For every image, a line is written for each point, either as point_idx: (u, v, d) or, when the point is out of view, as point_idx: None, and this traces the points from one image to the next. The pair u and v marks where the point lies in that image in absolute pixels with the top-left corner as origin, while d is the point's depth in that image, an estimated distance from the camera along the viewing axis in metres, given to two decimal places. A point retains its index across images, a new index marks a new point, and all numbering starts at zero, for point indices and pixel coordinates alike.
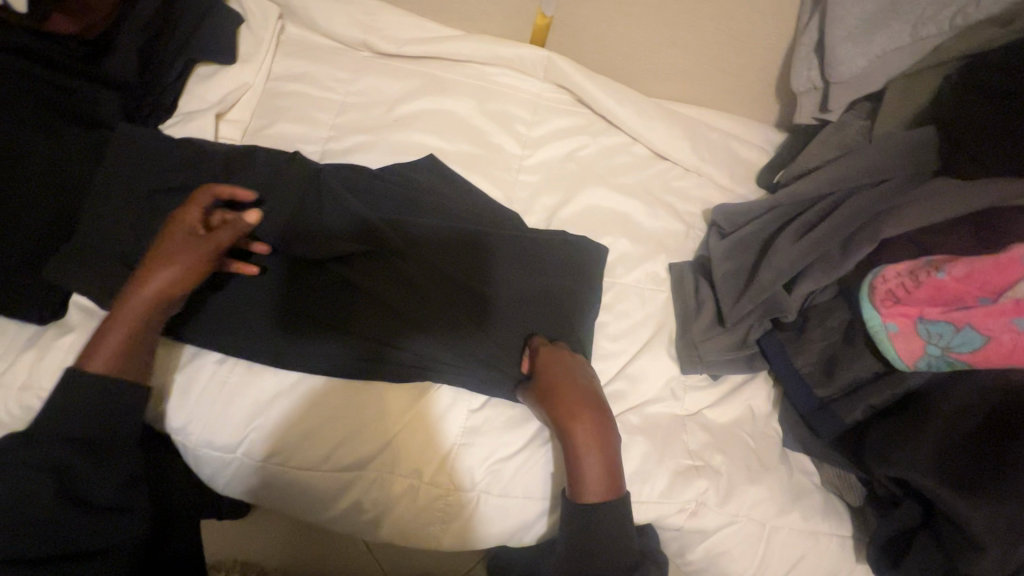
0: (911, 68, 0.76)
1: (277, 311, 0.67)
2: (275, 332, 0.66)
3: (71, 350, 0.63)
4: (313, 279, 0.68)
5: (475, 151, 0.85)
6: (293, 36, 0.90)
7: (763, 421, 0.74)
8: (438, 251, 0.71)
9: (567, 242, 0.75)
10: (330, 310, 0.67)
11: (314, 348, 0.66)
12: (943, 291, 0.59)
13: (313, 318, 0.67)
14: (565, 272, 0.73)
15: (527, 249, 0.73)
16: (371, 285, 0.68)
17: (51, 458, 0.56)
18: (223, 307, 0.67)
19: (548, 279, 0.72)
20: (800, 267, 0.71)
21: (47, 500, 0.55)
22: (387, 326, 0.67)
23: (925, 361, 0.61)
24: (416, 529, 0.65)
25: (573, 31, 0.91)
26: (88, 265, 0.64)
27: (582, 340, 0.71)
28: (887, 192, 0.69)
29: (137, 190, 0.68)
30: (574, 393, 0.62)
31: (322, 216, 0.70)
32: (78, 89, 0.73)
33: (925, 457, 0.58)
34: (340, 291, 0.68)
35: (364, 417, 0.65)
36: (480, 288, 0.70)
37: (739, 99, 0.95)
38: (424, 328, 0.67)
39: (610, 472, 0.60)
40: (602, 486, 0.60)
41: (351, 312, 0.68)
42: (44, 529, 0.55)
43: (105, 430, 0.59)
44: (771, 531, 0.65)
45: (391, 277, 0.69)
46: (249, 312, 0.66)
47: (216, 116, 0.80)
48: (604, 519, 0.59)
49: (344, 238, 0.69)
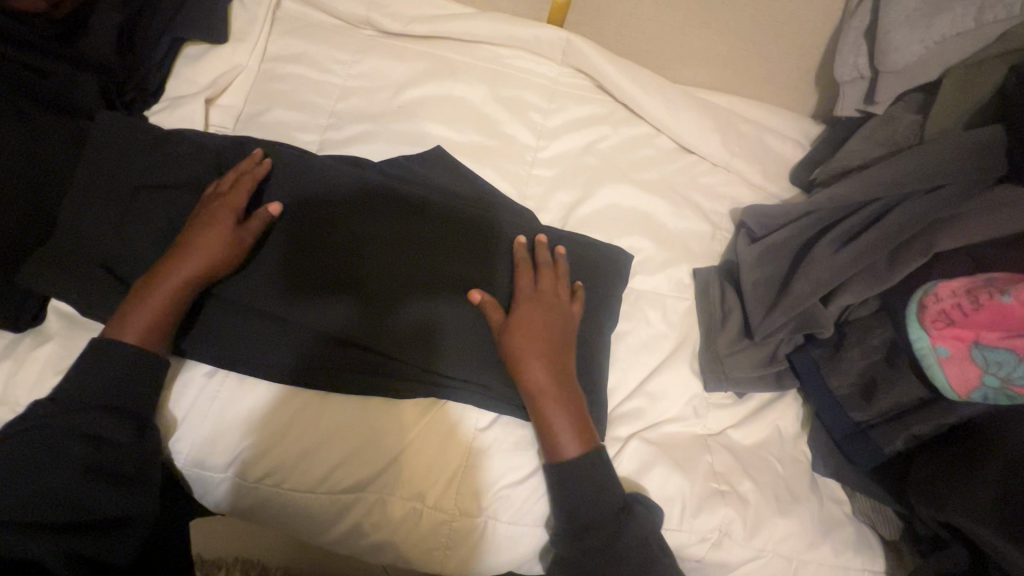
0: (973, 57, 0.68)
1: (274, 276, 0.62)
2: (271, 297, 0.61)
3: (49, 361, 0.58)
4: (301, 243, 0.63)
5: (485, 142, 0.79)
6: (290, 12, 0.83)
7: (792, 443, 0.68)
8: (439, 218, 0.67)
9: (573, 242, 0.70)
10: (322, 272, 0.62)
11: (310, 314, 0.61)
12: (1008, 316, 0.53)
13: (308, 282, 0.62)
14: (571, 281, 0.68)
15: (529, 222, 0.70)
16: (369, 246, 0.64)
17: (82, 426, 0.53)
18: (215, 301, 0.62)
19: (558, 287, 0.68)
20: (841, 279, 0.65)
21: (73, 465, 0.52)
22: (389, 290, 0.63)
23: (980, 392, 0.55)
24: (420, 555, 0.61)
25: (595, 10, 0.83)
26: (66, 270, 0.59)
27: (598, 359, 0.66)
28: (943, 199, 0.62)
29: (120, 186, 0.63)
30: (546, 343, 0.61)
31: (299, 181, 0.65)
32: (55, 72, 0.67)
33: (980, 497, 0.53)
34: (332, 252, 0.63)
35: (363, 422, 0.61)
36: (482, 253, 0.66)
37: (774, 87, 0.87)
38: (425, 291, 0.63)
39: (578, 425, 0.59)
40: (577, 437, 0.58)
41: (341, 279, 0.62)
42: (70, 494, 0.51)
43: (137, 397, 0.56)
44: (799, 566, 0.60)
45: (382, 235, 0.65)
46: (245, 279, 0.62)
47: (206, 101, 0.74)
48: (588, 478, 0.57)
49: (336, 198, 0.65)
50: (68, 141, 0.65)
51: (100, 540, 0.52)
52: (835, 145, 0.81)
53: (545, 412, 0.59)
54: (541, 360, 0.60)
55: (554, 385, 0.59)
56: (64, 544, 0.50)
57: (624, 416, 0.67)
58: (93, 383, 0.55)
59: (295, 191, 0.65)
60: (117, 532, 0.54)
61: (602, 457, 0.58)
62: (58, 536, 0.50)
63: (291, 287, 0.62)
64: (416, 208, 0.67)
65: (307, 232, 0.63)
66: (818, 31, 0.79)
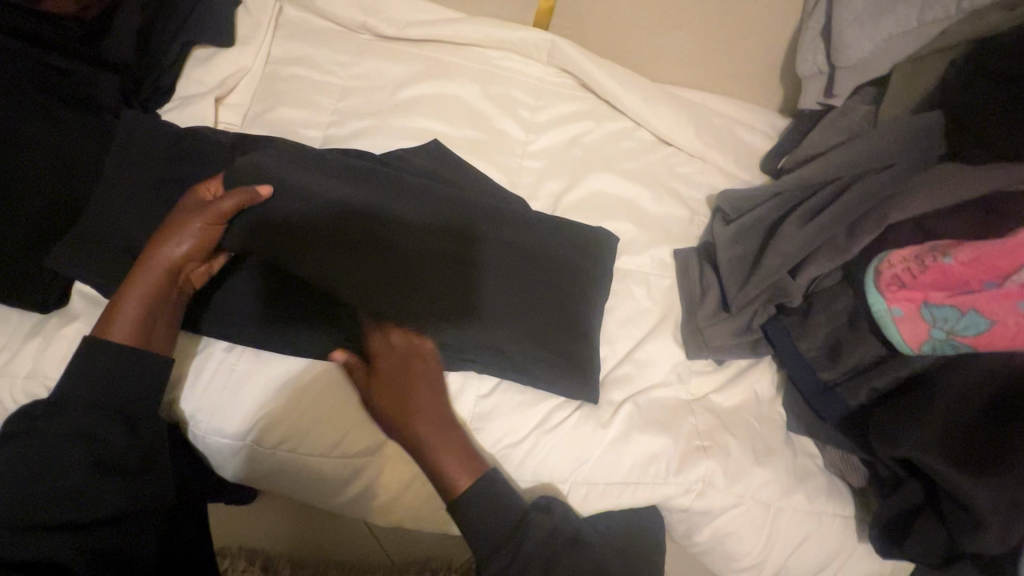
0: (917, 53, 0.76)
1: (264, 304, 0.65)
2: (261, 326, 0.65)
3: (75, 339, 0.62)
4: (289, 271, 0.66)
5: (479, 136, 0.84)
6: (293, 18, 0.88)
7: (768, 405, 0.75)
8: (422, 241, 0.67)
9: (565, 229, 0.75)
10: (310, 295, 0.66)
11: (297, 339, 0.64)
12: (947, 276, 0.60)
13: (298, 311, 0.65)
14: (562, 269, 0.72)
15: (519, 225, 0.72)
16: (347, 277, 0.63)
17: (78, 427, 0.55)
18: (218, 303, 0.66)
19: (548, 273, 0.71)
20: (807, 252, 0.71)
21: (71, 468, 0.54)
22: (372, 322, 0.65)
23: (930, 344, 0.61)
24: (428, 512, 0.66)
25: (577, 14, 0.90)
26: (90, 255, 0.62)
27: (585, 341, 0.70)
28: (894, 177, 0.69)
29: (140, 178, 0.67)
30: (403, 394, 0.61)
31: (272, 200, 0.64)
32: (77, 73, 0.71)
33: (932, 438, 0.59)
34: (317, 289, 0.65)
35: (355, 419, 0.64)
36: (466, 275, 0.67)
37: (743, 83, 0.95)
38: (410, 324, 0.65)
39: (467, 455, 0.61)
40: (466, 471, 0.60)
41: (327, 303, 0.66)
42: (72, 497, 0.53)
43: (129, 395, 0.58)
44: (776, 512, 0.66)
45: (366, 266, 0.64)
46: (238, 301, 0.66)
47: (215, 100, 0.79)
48: (478, 508, 0.58)
49: (311, 230, 0.64)
50: (90, 135, 0.69)
51: (106, 536, 0.55)
52: (800, 136, 0.88)
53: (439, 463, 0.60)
54: (419, 417, 0.61)
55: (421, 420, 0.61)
56: (74, 541, 0.53)
57: (615, 382, 0.72)
58: (87, 384, 0.57)
59: (268, 214, 0.63)
60: (128, 524, 0.56)
61: (497, 478, 0.60)
62: (69, 535, 0.53)
63: (278, 312, 0.65)
64: (397, 233, 0.67)
65: (284, 250, 0.63)
66: (780, 32, 0.86)
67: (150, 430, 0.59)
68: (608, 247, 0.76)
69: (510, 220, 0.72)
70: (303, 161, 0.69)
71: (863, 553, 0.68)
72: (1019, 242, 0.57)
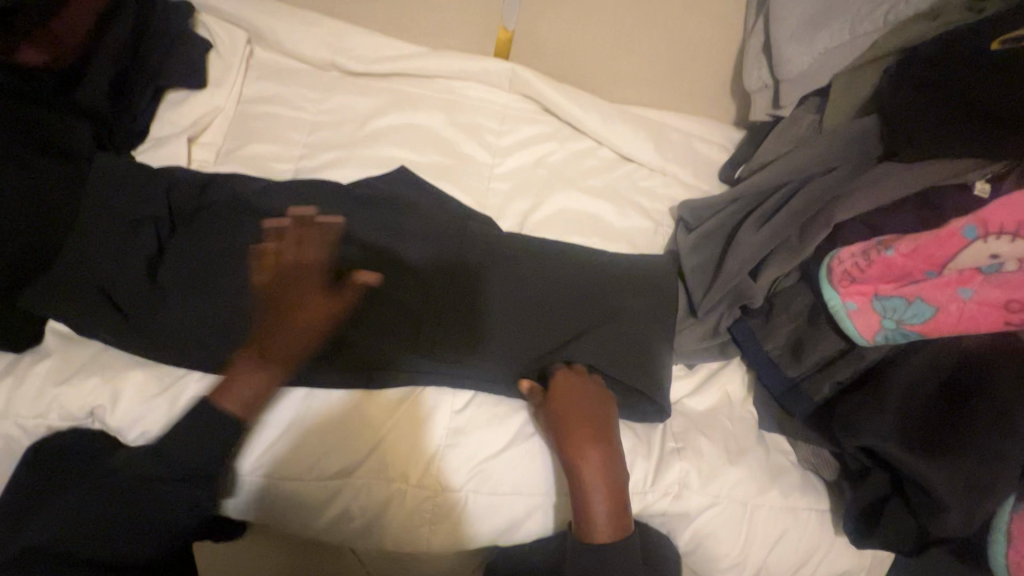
0: (853, 63, 0.80)
1: (277, 330, 0.68)
2: (272, 351, 0.67)
3: (47, 376, 0.63)
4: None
5: (445, 161, 0.87)
6: (263, 59, 0.92)
7: (740, 406, 0.76)
8: (434, 277, 0.74)
9: (552, 249, 0.79)
10: (321, 331, 0.70)
11: (302, 371, 0.67)
12: (892, 268, 0.63)
13: (308, 334, 0.69)
14: (612, 313, 0.75)
15: (523, 259, 0.77)
16: (367, 312, 0.71)
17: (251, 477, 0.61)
18: (206, 328, 0.67)
19: (595, 318, 0.74)
20: (764, 254, 0.74)
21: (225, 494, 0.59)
22: (383, 348, 0.70)
23: (882, 335, 0.64)
24: (408, 532, 0.66)
25: (535, 44, 0.95)
26: (66, 292, 0.65)
27: (644, 365, 0.72)
28: (839, 179, 0.73)
29: (116, 219, 0.69)
30: (595, 426, 0.63)
31: (306, 242, 0.73)
32: (52, 120, 0.73)
33: (890, 425, 0.61)
34: (328, 321, 0.70)
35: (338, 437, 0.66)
36: (474, 307, 0.73)
37: (698, 100, 0.99)
38: (421, 344, 0.70)
39: (614, 501, 0.60)
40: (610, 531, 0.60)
41: (336, 342, 0.69)
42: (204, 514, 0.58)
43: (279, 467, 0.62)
44: (752, 510, 0.68)
45: (390, 308, 0.72)
46: (248, 326, 0.68)
47: (188, 140, 0.82)
48: (608, 555, 0.58)
49: (336, 267, 0.73)
50: (62, 178, 0.71)
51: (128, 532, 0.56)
52: (753, 146, 0.92)
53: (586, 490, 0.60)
54: (591, 446, 0.62)
55: (592, 444, 0.62)
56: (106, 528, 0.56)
57: None
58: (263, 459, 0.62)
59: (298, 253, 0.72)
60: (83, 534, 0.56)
61: (623, 545, 0.59)
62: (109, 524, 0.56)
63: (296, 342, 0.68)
64: (410, 270, 0.74)
65: (316, 292, 0.71)
66: (726, 51, 0.92)
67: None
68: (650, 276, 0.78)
69: (525, 264, 0.77)
70: (275, 218, 0.74)
71: (840, 547, 0.69)
72: (951, 231, 0.60)
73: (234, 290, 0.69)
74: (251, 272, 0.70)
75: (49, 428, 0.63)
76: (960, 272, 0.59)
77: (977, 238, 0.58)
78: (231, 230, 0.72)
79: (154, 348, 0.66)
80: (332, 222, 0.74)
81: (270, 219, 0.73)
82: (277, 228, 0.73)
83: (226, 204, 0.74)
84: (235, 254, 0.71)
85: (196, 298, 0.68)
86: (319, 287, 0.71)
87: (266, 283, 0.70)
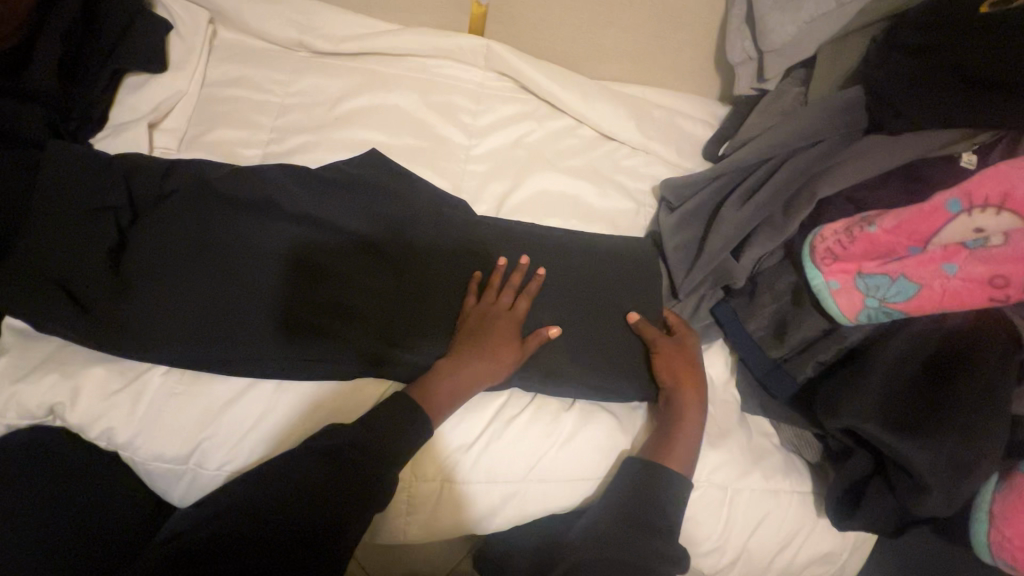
0: (838, 32, 0.76)
1: (281, 315, 0.67)
2: (276, 336, 0.66)
3: (3, 373, 0.62)
4: (299, 291, 0.69)
5: (420, 143, 0.84)
6: (228, 40, 0.88)
7: (722, 389, 0.75)
8: (435, 258, 0.73)
9: (527, 231, 0.77)
10: (296, 320, 0.68)
11: (282, 360, 0.66)
12: (875, 244, 0.61)
13: (310, 320, 0.68)
14: (593, 308, 0.74)
15: (523, 237, 0.77)
16: (365, 298, 0.70)
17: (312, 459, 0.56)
18: (184, 319, 0.65)
19: (583, 307, 0.74)
20: (747, 233, 0.72)
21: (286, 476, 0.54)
22: (383, 334, 0.69)
23: (865, 314, 0.62)
24: (385, 523, 0.65)
25: (512, 18, 0.91)
26: (20, 285, 0.63)
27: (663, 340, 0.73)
28: (824, 153, 0.70)
29: (73, 208, 0.67)
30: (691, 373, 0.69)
31: (293, 230, 0.71)
32: (0, 105, 0.70)
33: (871, 407, 0.60)
34: (329, 309, 0.69)
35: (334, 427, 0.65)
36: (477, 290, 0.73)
37: (681, 74, 0.96)
38: (425, 329, 0.70)
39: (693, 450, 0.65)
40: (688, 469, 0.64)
41: (316, 329, 0.68)
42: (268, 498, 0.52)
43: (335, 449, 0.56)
44: (733, 494, 0.67)
45: (367, 292, 0.70)
46: (248, 312, 0.67)
47: (149, 125, 0.79)
48: (659, 499, 0.60)
49: (337, 250, 0.72)
50: (13, 171, 0.68)
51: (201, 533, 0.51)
52: (737, 122, 0.89)
53: (678, 428, 0.65)
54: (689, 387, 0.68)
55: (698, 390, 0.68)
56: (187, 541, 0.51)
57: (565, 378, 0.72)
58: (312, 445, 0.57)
59: (299, 239, 0.71)
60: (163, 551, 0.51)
61: (682, 487, 0.62)
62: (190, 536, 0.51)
63: (300, 327, 0.67)
64: (411, 251, 0.73)
65: (310, 279, 0.70)
66: (710, 23, 0.88)
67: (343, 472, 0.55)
68: (630, 256, 0.78)
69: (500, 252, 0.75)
70: (240, 204, 0.71)
71: (822, 528, 0.68)
72: (934, 205, 0.58)
73: (201, 282, 0.67)
74: (255, 257, 0.69)
75: (7, 428, 0.62)
76: (945, 247, 0.57)
77: (960, 212, 0.56)
78: (191, 222, 0.69)
79: (115, 344, 0.64)
80: (309, 207, 0.72)
81: (245, 204, 0.71)
82: (277, 209, 0.71)
83: (188, 191, 0.71)
84: (218, 241, 0.69)
85: (159, 292, 0.66)
86: (321, 273, 0.70)
87: (261, 269, 0.69)
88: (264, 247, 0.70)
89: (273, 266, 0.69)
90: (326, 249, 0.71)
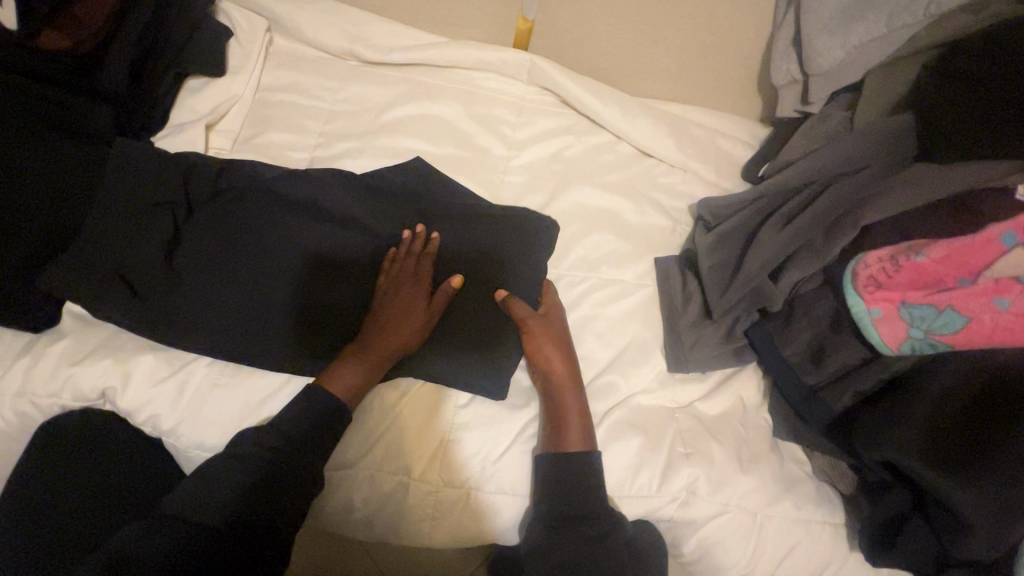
0: (888, 58, 0.75)
1: (301, 313, 0.69)
2: (297, 333, 0.68)
3: (62, 357, 0.65)
4: (319, 292, 0.70)
5: (461, 153, 0.86)
6: (282, 47, 0.92)
7: (754, 412, 0.74)
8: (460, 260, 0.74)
9: (539, 237, 0.77)
10: (309, 319, 0.69)
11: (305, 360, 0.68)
12: (923, 275, 0.60)
13: (330, 321, 0.69)
14: (632, 328, 0.77)
15: (529, 235, 0.76)
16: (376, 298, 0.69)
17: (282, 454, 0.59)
18: (217, 311, 0.68)
19: (619, 328, 0.76)
20: (787, 255, 0.71)
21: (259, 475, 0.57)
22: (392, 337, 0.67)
23: (908, 344, 0.60)
24: (410, 527, 0.67)
25: (556, 34, 0.93)
26: (80, 272, 0.66)
27: (698, 360, 0.74)
28: (869, 179, 0.69)
29: (135, 202, 0.70)
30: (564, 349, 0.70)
31: (322, 234, 0.72)
32: (76, 106, 0.74)
33: (911, 440, 0.59)
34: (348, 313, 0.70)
35: (376, 429, 0.67)
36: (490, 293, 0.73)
37: (724, 94, 0.96)
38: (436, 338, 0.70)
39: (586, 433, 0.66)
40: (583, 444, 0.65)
41: (334, 322, 0.70)
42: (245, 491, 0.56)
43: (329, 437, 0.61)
44: (763, 520, 0.66)
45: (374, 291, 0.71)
46: (270, 308, 0.68)
47: (206, 126, 0.82)
48: (563, 476, 0.63)
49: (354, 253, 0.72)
50: (79, 167, 0.72)
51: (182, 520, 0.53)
52: (780, 144, 0.88)
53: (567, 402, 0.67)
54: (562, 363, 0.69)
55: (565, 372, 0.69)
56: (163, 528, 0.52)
57: (596, 392, 0.73)
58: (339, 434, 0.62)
59: (331, 241, 0.72)
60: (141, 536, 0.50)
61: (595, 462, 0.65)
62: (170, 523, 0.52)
63: (316, 333, 0.69)
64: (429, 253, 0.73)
65: (329, 280, 0.71)
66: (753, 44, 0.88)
67: (293, 505, 0.57)
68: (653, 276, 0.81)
69: (525, 264, 0.75)
70: (286, 205, 0.73)
71: (854, 562, 0.67)
72: (987, 237, 0.57)
73: (241, 276, 0.69)
74: (279, 257, 0.71)
75: (62, 408, 0.65)
76: (997, 280, 0.56)
77: (1015, 245, 0.55)
78: (236, 220, 0.72)
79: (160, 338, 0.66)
80: (353, 210, 0.74)
81: (301, 206, 0.73)
82: (322, 211, 0.74)
83: (239, 191, 0.74)
84: (263, 239, 0.71)
85: (202, 284, 0.68)
86: (348, 279, 0.71)
87: (281, 268, 0.70)
88: (300, 248, 0.71)
89: (297, 267, 0.70)
90: (349, 252, 0.72)
